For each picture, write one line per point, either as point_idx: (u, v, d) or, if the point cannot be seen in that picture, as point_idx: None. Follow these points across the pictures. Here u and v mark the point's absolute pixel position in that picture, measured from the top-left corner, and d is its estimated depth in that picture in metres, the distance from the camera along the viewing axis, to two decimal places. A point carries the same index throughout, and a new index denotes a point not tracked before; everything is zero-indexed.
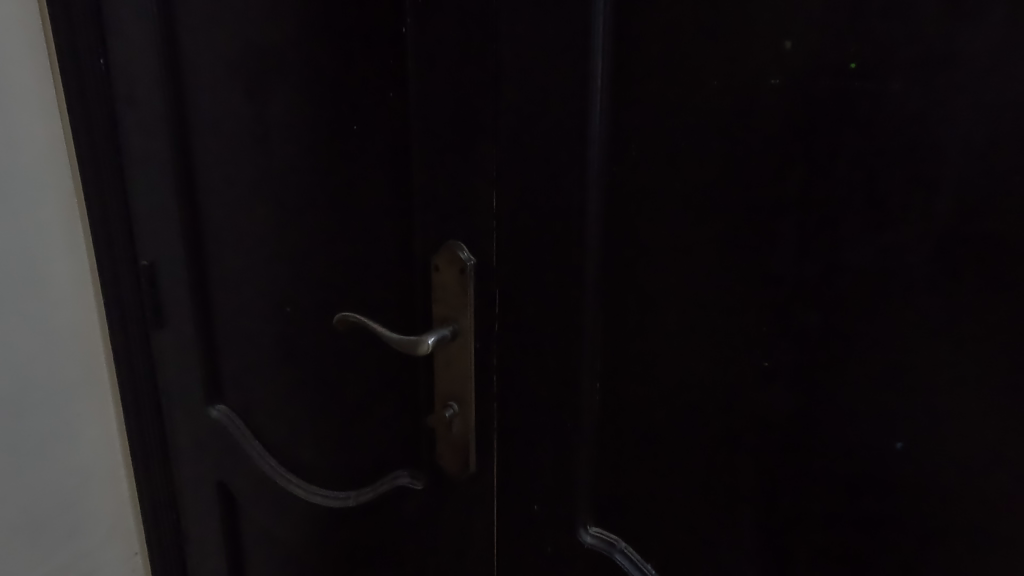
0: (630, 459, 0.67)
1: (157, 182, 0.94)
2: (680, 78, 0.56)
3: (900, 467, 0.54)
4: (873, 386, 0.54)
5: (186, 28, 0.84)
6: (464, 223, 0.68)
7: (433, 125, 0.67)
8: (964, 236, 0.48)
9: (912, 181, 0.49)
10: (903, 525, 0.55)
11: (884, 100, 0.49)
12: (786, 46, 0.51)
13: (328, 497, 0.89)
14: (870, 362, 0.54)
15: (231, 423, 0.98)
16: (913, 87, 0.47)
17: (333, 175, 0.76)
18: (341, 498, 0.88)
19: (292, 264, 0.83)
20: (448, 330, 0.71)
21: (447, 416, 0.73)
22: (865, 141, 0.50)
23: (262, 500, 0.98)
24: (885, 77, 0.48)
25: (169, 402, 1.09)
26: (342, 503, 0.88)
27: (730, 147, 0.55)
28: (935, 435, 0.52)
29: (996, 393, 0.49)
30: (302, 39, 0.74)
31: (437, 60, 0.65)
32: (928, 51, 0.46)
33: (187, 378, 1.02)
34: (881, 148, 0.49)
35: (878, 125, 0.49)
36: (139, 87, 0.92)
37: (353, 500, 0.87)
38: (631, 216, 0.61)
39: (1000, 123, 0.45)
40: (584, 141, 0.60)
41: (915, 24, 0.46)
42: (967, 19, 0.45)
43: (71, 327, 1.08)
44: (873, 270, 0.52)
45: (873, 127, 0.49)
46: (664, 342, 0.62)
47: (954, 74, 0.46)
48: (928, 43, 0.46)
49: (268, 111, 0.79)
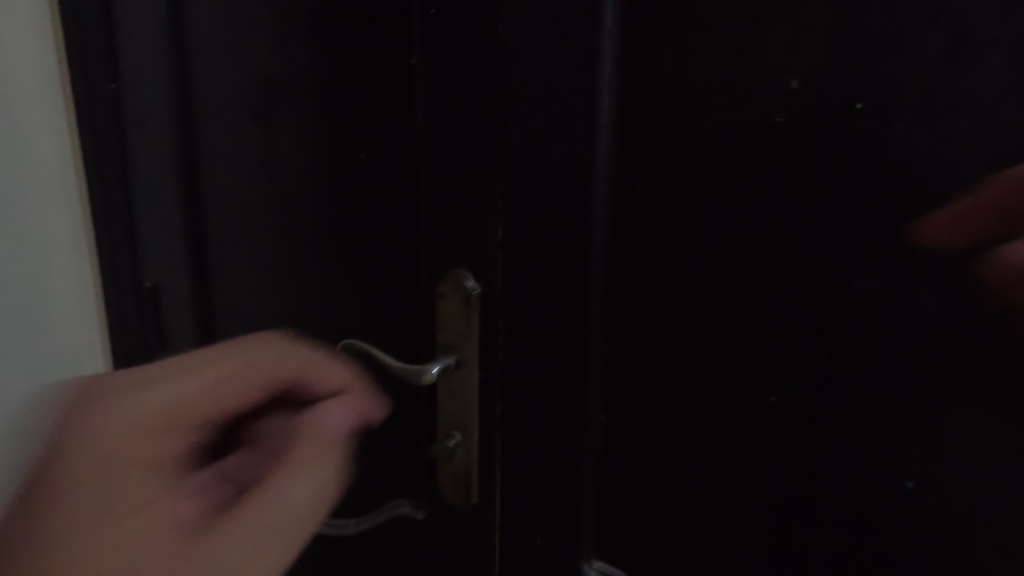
0: (635, 492, 0.66)
1: (159, 202, 0.93)
2: (686, 114, 0.56)
3: (911, 504, 0.54)
4: (881, 420, 0.54)
5: (199, 54, 0.85)
6: (469, 252, 0.68)
7: (439, 154, 0.67)
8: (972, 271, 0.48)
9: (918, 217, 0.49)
10: (916, 560, 0.55)
11: (890, 137, 0.49)
12: (791, 84, 0.52)
13: (324, 525, 0.86)
14: (879, 396, 0.53)
15: None
16: (918, 125, 0.48)
17: (338, 202, 0.77)
18: (337, 527, 0.85)
19: (297, 289, 0.83)
20: (452, 358, 0.70)
21: (449, 446, 0.72)
22: (870, 178, 0.50)
23: None
24: (890, 116, 0.49)
25: None
26: (339, 531, 0.85)
27: (736, 182, 0.55)
28: (946, 468, 0.52)
29: (1004, 427, 0.49)
30: (312, 67, 0.75)
31: (445, 93, 0.66)
32: (933, 91, 0.47)
33: None
34: (886, 184, 0.50)
35: (883, 163, 0.50)
36: (146, 106, 0.90)
37: (350, 529, 0.84)
38: (635, 248, 0.61)
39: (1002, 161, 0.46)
40: (591, 174, 0.60)
41: (919, 65, 0.47)
42: (970, 61, 0.46)
43: (69, 341, 1.07)
44: (880, 306, 0.52)
45: (879, 163, 0.50)
46: (669, 373, 0.62)
47: (957, 113, 0.47)
48: (931, 84, 0.47)
49: (276, 138, 0.80)
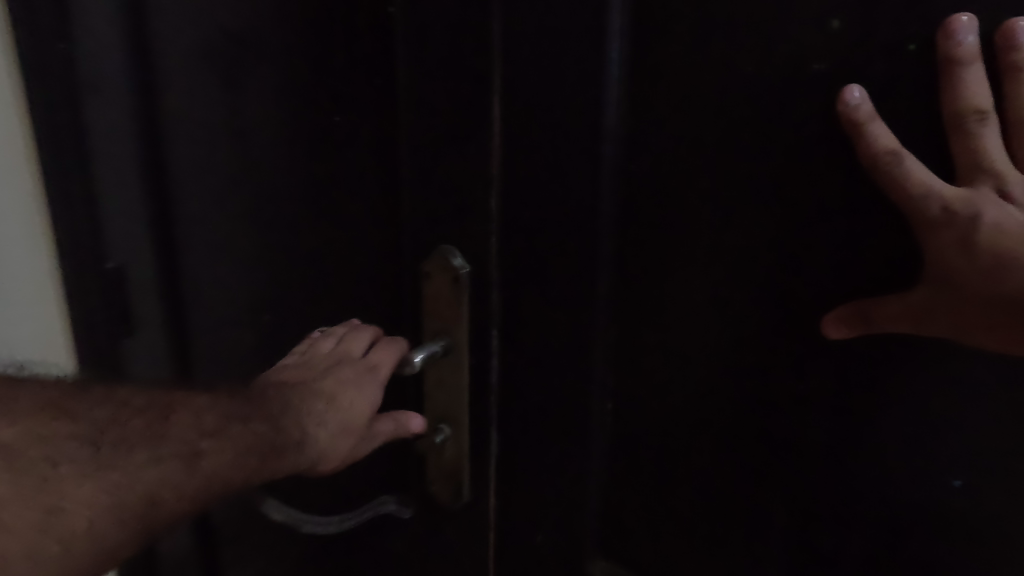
0: (645, 481, 0.62)
1: (118, 175, 0.81)
2: (710, 62, 0.51)
3: (951, 503, 0.50)
4: (911, 405, 0.49)
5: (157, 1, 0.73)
6: (458, 225, 0.60)
7: (425, 110, 0.59)
8: (1011, 296, 0.41)
9: (945, 237, 0.42)
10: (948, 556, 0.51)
11: (897, 178, 0.43)
12: (833, 25, 0.46)
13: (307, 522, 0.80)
14: (913, 380, 0.49)
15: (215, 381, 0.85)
16: (949, 115, 0.43)
17: (314, 168, 0.68)
18: (319, 524, 0.79)
19: (272, 265, 0.74)
20: (439, 346, 0.63)
21: (437, 440, 0.65)
22: (904, 190, 0.43)
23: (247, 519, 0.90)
24: (925, 87, 0.44)
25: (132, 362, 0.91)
26: (319, 529, 0.79)
27: (763, 140, 0.50)
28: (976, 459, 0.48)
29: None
30: (279, 12, 0.66)
31: (432, 41, 0.57)
32: (979, 68, 0.42)
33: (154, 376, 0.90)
34: (930, 151, 0.45)
35: (911, 167, 0.43)
36: (99, 61, 0.77)
37: (331, 527, 0.77)
38: (648, 214, 0.56)
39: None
40: (598, 135, 0.54)
41: (967, 33, 0.42)
42: (971, 73, 0.42)
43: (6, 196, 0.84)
44: (901, 320, 0.46)
45: (920, 124, 0.45)
46: (685, 354, 0.57)
47: (988, 116, 0.42)
48: (976, 81, 0.42)
49: (243, 101, 0.70)
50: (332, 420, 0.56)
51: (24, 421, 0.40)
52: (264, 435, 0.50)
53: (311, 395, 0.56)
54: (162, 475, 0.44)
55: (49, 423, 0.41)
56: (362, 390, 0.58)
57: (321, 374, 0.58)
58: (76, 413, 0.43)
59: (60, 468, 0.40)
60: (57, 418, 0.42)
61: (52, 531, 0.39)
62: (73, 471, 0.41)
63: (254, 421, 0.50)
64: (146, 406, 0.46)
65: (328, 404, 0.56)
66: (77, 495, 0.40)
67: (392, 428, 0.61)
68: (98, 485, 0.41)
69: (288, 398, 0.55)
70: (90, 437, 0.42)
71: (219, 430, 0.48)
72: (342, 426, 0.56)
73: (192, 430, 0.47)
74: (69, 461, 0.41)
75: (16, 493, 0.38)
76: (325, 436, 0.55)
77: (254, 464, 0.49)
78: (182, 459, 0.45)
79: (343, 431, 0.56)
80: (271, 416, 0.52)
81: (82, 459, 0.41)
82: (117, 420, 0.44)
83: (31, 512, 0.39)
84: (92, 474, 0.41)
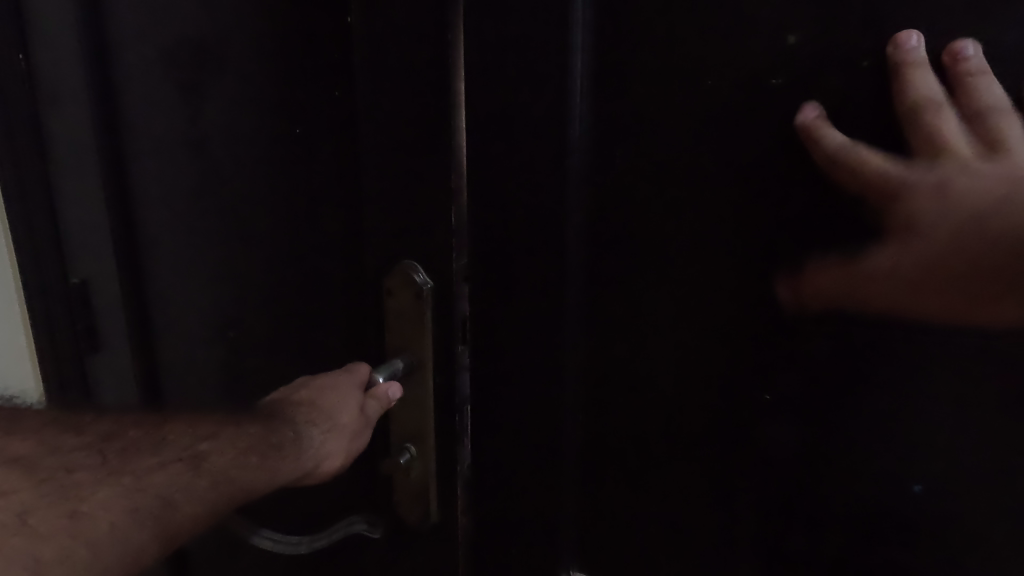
0: (620, 492, 0.61)
1: (78, 186, 0.78)
2: (672, 74, 0.50)
3: (916, 504, 0.49)
4: (879, 408, 0.49)
5: (115, 6, 0.72)
6: (423, 241, 0.59)
7: (389, 122, 0.58)
8: (1003, 267, 0.42)
9: (930, 228, 0.44)
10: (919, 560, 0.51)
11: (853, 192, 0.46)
12: (789, 40, 0.46)
13: (267, 537, 0.76)
14: (881, 383, 0.49)
15: (182, 398, 0.82)
16: (899, 130, 0.44)
17: (278, 179, 0.66)
18: (281, 540, 0.75)
19: (237, 278, 0.72)
20: (401, 363, 0.61)
21: (403, 461, 0.64)
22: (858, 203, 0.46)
23: (218, 552, 0.85)
24: (877, 101, 0.45)
25: (96, 377, 0.87)
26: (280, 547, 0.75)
27: (726, 153, 0.50)
28: (945, 459, 0.48)
29: (997, 415, 0.46)
30: (237, 19, 0.64)
31: (394, 52, 0.56)
32: (933, 73, 0.43)
33: (120, 393, 0.86)
34: (885, 159, 0.45)
35: (882, 172, 0.45)
36: (58, 74, 0.75)
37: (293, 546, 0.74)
38: (614, 226, 0.55)
39: (1007, 174, 0.41)
40: (563, 146, 0.53)
41: (912, 53, 0.43)
42: (928, 77, 0.43)
43: None
44: (863, 317, 0.48)
45: (876, 135, 0.45)
46: (655, 365, 0.56)
47: (936, 132, 0.43)
48: (922, 99, 0.43)
49: (205, 111, 0.69)
50: (322, 419, 0.54)
51: (37, 434, 0.40)
52: (258, 435, 0.50)
53: (294, 405, 0.55)
54: (171, 475, 0.43)
55: (59, 434, 0.41)
56: (342, 394, 0.56)
57: (300, 385, 0.57)
58: (79, 426, 0.42)
59: (76, 473, 0.39)
60: (62, 429, 0.41)
61: (80, 535, 0.37)
62: (90, 475, 0.39)
63: (247, 423, 0.50)
64: (142, 419, 0.45)
65: (311, 407, 0.54)
66: (96, 499, 0.39)
67: (379, 409, 0.58)
68: (116, 489, 0.40)
69: (274, 408, 0.54)
70: (96, 445, 0.41)
71: (214, 432, 0.48)
72: (335, 426, 0.54)
73: (188, 434, 0.46)
74: (83, 467, 0.39)
75: (39, 498, 0.37)
76: (318, 433, 0.53)
77: (256, 463, 0.49)
78: (187, 461, 0.44)
79: (335, 430, 0.54)
80: (263, 420, 0.52)
81: (93, 465, 0.40)
82: (117, 428, 0.43)
83: (57, 518, 0.37)
84: (107, 479, 0.40)
